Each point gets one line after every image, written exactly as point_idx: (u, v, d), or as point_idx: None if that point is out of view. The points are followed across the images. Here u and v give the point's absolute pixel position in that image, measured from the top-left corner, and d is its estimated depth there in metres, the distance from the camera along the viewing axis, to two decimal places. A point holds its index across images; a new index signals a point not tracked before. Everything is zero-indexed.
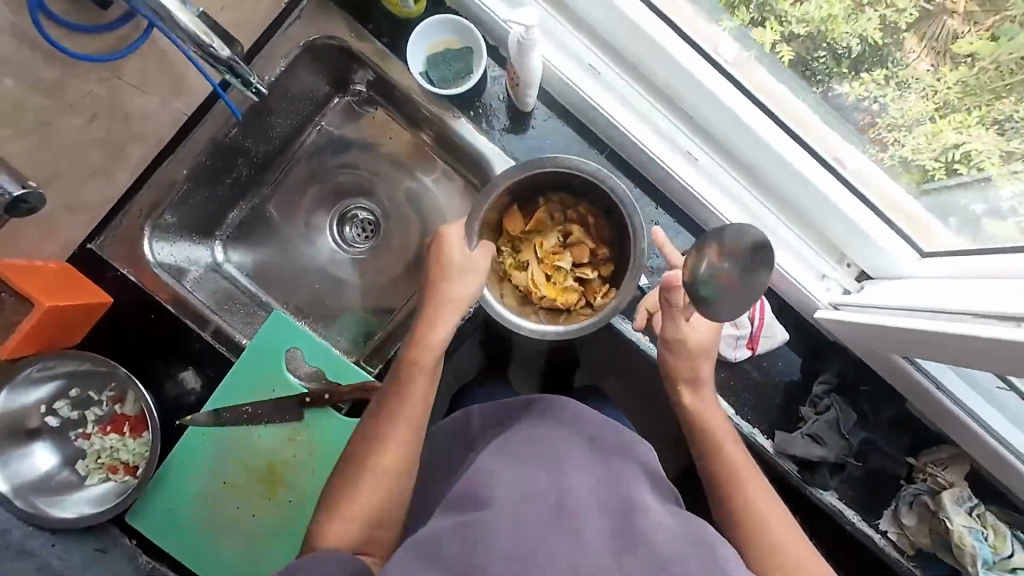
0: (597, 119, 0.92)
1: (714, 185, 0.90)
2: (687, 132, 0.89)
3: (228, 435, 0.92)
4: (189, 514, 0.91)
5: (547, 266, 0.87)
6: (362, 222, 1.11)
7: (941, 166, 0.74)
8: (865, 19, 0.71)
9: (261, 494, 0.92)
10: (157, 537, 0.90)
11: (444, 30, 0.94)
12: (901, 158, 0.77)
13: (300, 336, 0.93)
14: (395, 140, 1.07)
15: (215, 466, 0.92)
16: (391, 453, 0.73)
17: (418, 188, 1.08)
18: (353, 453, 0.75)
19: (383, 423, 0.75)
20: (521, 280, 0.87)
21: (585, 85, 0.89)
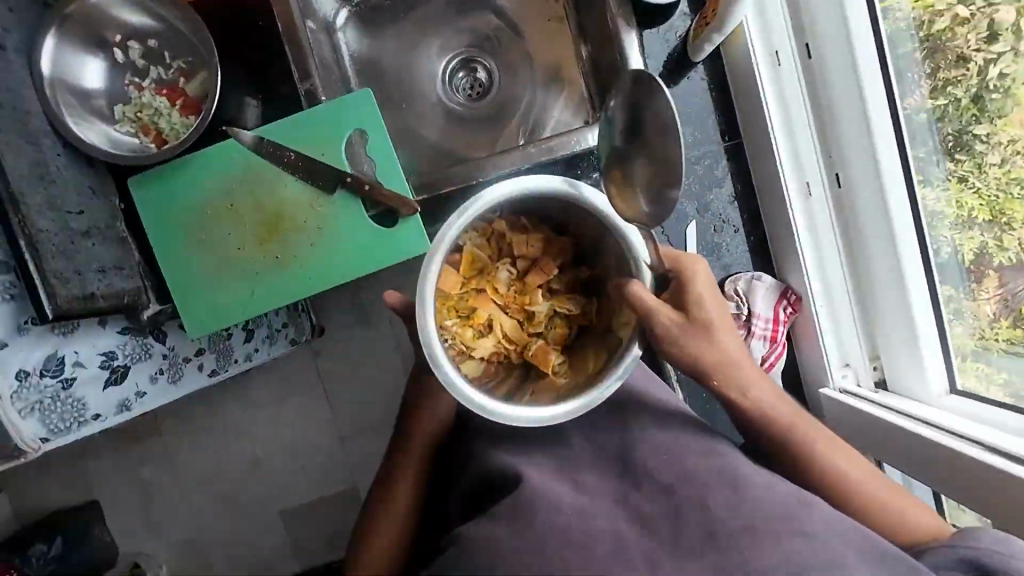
0: (749, 108, 0.92)
1: (813, 233, 0.92)
2: (822, 170, 0.89)
3: (255, 166, 0.91)
4: (187, 212, 0.91)
5: (510, 316, 0.82)
6: (478, 78, 1.16)
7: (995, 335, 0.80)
8: (969, 234, 0.81)
9: (257, 235, 0.91)
10: (146, 217, 0.90)
11: None
12: (968, 314, 0.84)
13: (370, 121, 0.91)
14: (549, 28, 1.12)
15: (229, 186, 0.91)
16: (399, 512, 0.83)
17: (543, 80, 1.13)
18: (372, 512, 0.85)
19: (386, 499, 0.84)
20: (486, 344, 0.79)
21: (761, 69, 0.88)
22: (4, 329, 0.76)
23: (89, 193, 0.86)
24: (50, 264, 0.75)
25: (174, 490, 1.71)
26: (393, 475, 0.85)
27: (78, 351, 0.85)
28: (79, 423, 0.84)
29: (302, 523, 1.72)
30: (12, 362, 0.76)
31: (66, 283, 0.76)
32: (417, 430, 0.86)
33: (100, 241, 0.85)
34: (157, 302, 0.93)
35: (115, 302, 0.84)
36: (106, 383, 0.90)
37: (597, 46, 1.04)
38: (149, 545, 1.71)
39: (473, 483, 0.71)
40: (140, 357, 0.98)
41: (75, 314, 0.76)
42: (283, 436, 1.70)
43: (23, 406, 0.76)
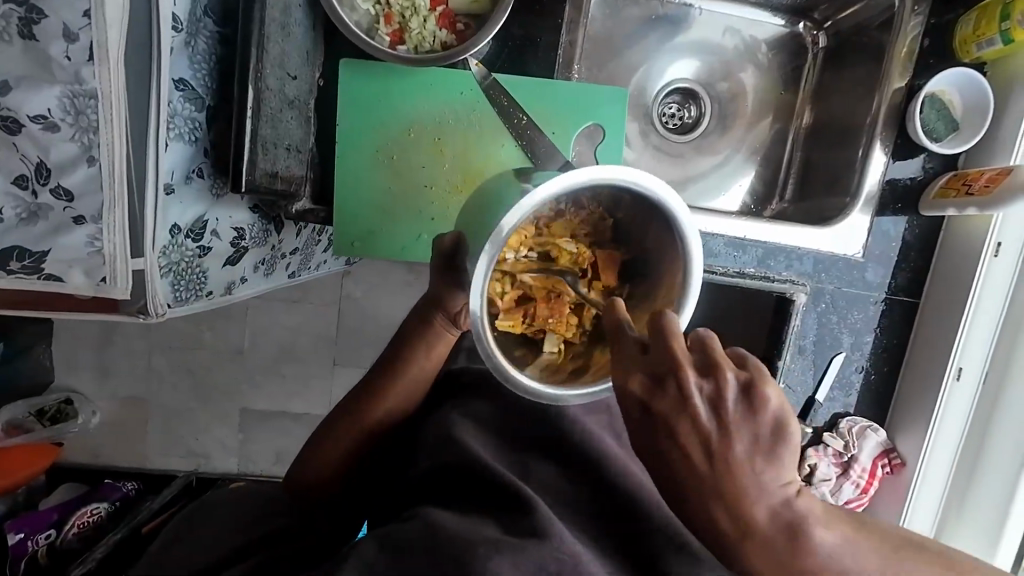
0: (948, 277, 0.90)
1: (947, 414, 0.91)
2: (981, 364, 0.90)
3: (482, 113, 0.82)
4: (391, 125, 0.82)
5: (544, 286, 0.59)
6: (685, 115, 1.11)
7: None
8: None
9: (451, 183, 0.83)
10: (346, 110, 0.81)
11: (964, 98, 0.88)
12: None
13: (613, 127, 0.85)
14: (783, 100, 1.10)
15: (447, 118, 0.82)
16: (353, 433, 0.69)
17: (752, 146, 1.11)
18: (327, 427, 0.70)
19: (350, 417, 0.69)
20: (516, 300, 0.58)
21: (983, 251, 0.87)
22: (178, 173, 0.65)
23: (305, 57, 0.76)
24: (261, 130, 0.66)
25: (139, 345, 1.63)
26: (374, 395, 0.70)
27: (222, 219, 0.73)
28: (195, 297, 0.75)
29: (258, 425, 1.67)
30: (170, 213, 0.66)
31: (266, 153, 0.68)
32: (411, 364, 0.70)
33: (297, 115, 0.76)
34: (310, 199, 0.84)
35: (289, 188, 0.75)
36: (227, 261, 0.77)
37: (821, 142, 1.03)
38: (91, 387, 1.63)
39: (437, 468, 0.57)
40: (258, 244, 0.83)
41: (262, 192, 0.68)
42: (280, 338, 1.63)
43: (163, 263, 0.67)
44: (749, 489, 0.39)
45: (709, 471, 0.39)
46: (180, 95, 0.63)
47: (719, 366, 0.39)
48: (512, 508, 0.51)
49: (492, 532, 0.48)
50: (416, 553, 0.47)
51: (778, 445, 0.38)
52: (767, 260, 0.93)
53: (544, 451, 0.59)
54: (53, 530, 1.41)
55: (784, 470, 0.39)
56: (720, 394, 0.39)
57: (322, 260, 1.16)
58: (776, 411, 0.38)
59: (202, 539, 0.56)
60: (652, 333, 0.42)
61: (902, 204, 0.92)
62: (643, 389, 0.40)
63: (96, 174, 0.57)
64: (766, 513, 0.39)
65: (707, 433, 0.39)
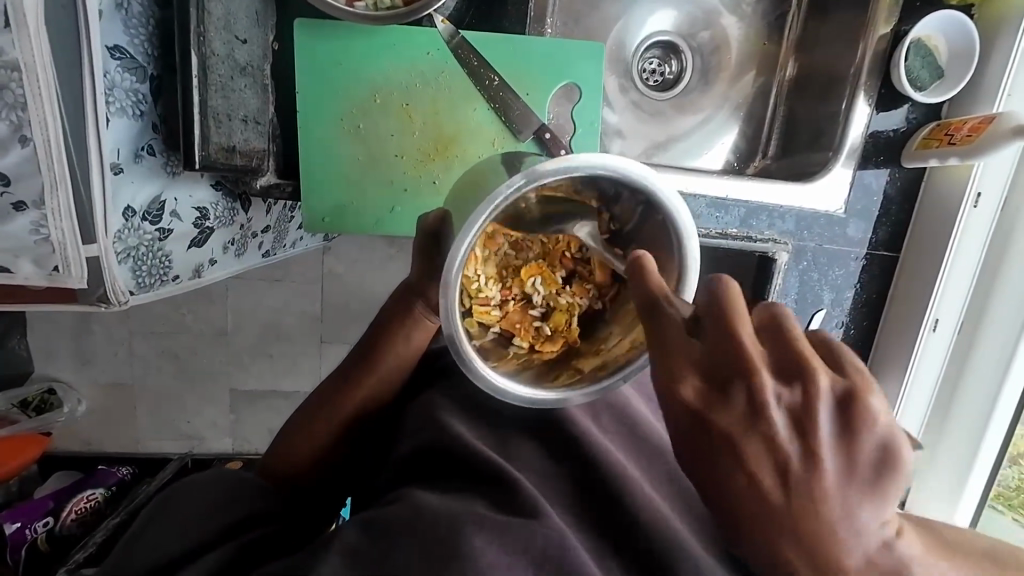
0: (926, 230, 0.90)
1: (925, 363, 0.93)
2: (957, 314, 0.91)
3: (451, 74, 0.77)
4: (357, 92, 0.77)
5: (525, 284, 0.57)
6: (666, 70, 1.07)
7: (1010, 496, 0.94)
8: None
9: (421, 150, 0.79)
10: (306, 79, 0.75)
11: (948, 49, 0.86)
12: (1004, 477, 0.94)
13: (590, 85, 0.81)
14: (767, 49, 1.06)
15: (415, 81, 0.77)
16: (324, 421, 0.66)
17: (734, 100, 1.07)
18: (303, 414, 0.68)
19: (324, 405, 0.67)
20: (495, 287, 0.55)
21: (963, 202, 0.86)
22: (125, 150, 0.61)
23: (256, 17, 0.70)
24: (211, 101, 0.62)
25: (118, 331, 1.59)
26: (347, 382, 0.67)
27: (182, 198, 0.69)
28: (159, 282, 0.72)
29: (248, 405, 1.67)
30: (121, 195, 0.62)
31: (218, 126, 0.63)
32: (393, 353, 0.67)
33: (252, 83, 0.70)
34: (276, 173, 0.79)
35: (250, 162, 0.71)
36: (192, 243, 0.74)
37: (805, 93, 1.00)
38: (72, 376, 1.60)
39: (421, 449, 0.57)
40: (225, 223, 0.79)
41: (219, 168, 0.65)
42: (263, 318, 1.60)
43: (119, 249, 0.64)
44: (837, 525, 0.32)
45: (784, 498, 0.32)
46: (117, 63, 0.58)
47: (804, 364, 0.33)
48: (496, 491, 0.51)
49: (480, 509, 0.48)
50: (398, 533, 0.46)
51: (883, 465, 0.32)
52: (749, 219, 0.92)
53: (526, 430, 0.59)
54: (48, 519, 1.40)
55: (883, 503, 0.32)
56: (808, 409, 0.32)
57: (297, 237, 1.12)
58: (850, 401, 0.32)
59: (183, 520, 0.56)
60: (705, 305, 0.35)
61: (885, 156, 0.91)
62: (699, 395, 0.33)
63: (32, 155, 0.53)
64: (858, 558, 0.33)
65: (787, 451, 0.32)
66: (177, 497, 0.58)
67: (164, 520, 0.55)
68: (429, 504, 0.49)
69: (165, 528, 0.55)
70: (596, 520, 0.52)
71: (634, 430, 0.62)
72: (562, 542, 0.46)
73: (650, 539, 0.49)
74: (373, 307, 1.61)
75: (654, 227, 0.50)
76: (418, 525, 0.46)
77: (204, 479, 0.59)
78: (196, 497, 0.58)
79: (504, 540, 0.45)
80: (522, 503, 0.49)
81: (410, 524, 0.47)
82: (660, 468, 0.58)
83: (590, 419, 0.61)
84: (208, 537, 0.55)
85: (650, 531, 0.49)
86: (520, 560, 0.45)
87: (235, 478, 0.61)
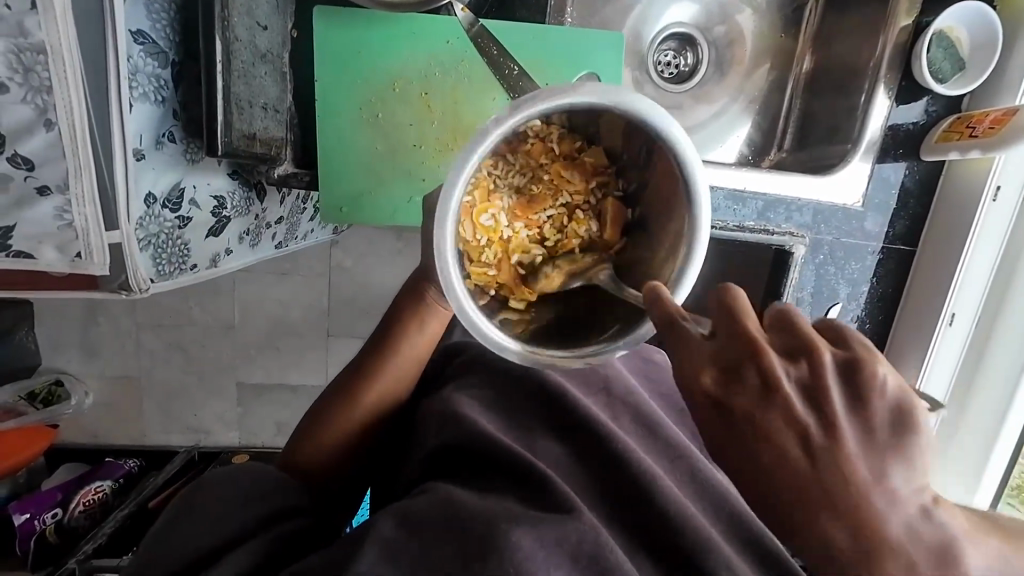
0: (944, 224, 0.89)
1: (941, 358, 0.92)
2: (974, 309, 0.91)
3: (470, 64, 0.76)
4: (375, 81, 0.76)
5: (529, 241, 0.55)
6: (681, 63, 1.06)
7: None
8: None
9: (440, 141, 0.79)
10: (324, 66, 0.75)
11: (971, 44, 0.85)
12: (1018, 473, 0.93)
13: (609, 76, 0.81)
14: (784, 42, 1.04)
15: (433, 70, 0.77)
16: (338, 419, 0.65)
17: (750, 94, 1.06)
18: (316, 412, 0.66)
19: (336, 401, 0.66)
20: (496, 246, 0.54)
21: (983, 196, 0.86)
22: (147, 137, 0.60)
23: (275, 5, 0.70)
24: (234, 86, 0.61)
25: (126, 323, 1.59)
26: (360, 377, 0.67)
27: (200, 186, 0.69)
28: (178, 271, 0.71)
29: (255, 398, 1.67)
30: (143, 181, 0.61)
31: (240, 113, 0.63)
32: (405, 348, 0.67)
33: (271, 70, 0.70)
34: (293, 163, 0.79)
35: (269, 152, 0.70)
36: (209, 232, 0.74)
37: (822, 87, 1.00)
38: (80, 368, 1.60)
39: (443, 444, 0.56)
40: (240, 212, 0.79)
41: (240, 156, 0.64)
42: (270, 311, 1.60)
43: (141, 236, 0.63)
44: (874, 500, 0.30)
45: (817, 478, 0.31)
46: (140, 49, 0.57)
47: (809, 348, 0.32)
48: (523, 487, 0.51)
49: (512, 506, 0.48)
50: (434, 528, 0.47)
51: (902, 430, 0.31)
52: (766, 212, 0.92)
53: (547, 425, 0.59)
54: (57, 510, 1.40)
55: (917, 469, 0.30)
56: (814, 380, 0.31)
57: (308, 229, 1.12)
58: (890, 394, 0.31)
59: (211, 516, 0.55)
60: (719, 315, 0.34)
61: (903, 150, 0.91)
62: (716, 384, 0.32)
63: (56, 139, 0.53)
64: (900, 525, 0.30)
65: (806, 426, 0.31)
66: (202, 494, 0.58)
67: (194, 516, 0.56)
68: (464, 499, 0.49)
69: (195, 524, 0.55)
70: (623, 514, 0.51)
71: (653, 426, 0.61)
72: (598, 538, 0.46)
73: (679, 535, 0.48)
74: (381, 302, 1.61)
75: (646, 153, 0.51)
76: (452, 521, 0.47)
77: (226, 476, 0.59)
78: (230, 489, 0.57)
79: (535, 531, 0.45)
80: (552, 499, 0.48)
81: (442, 520, 0.47)
82: (683, 462, 0.57)
83: (610, 415, 0.61)
84: (239, 532, 0.55)
85: (677, 526, 0.49)
86: (554, 554, 0.45)
87: (255, 472, 0.60)
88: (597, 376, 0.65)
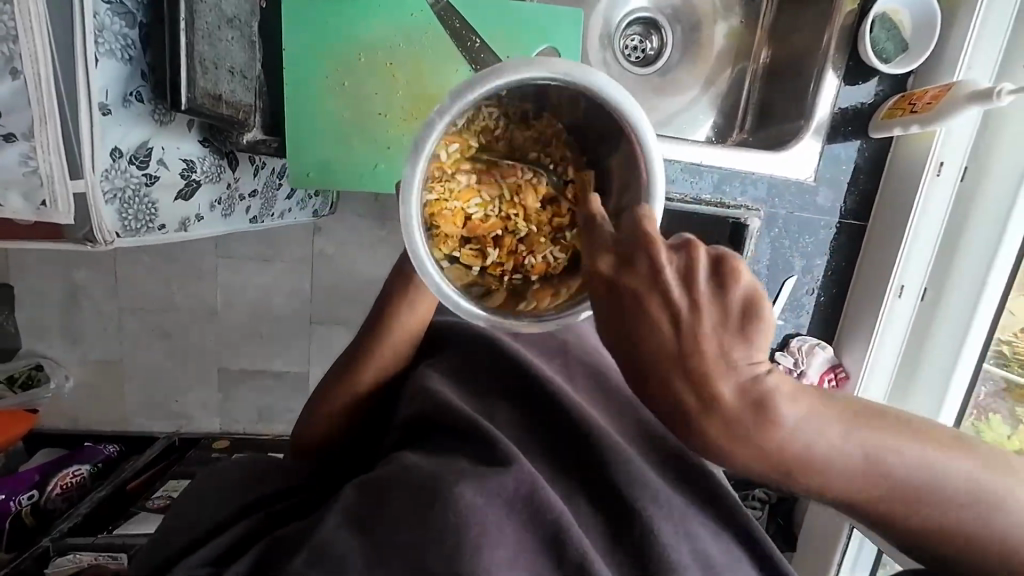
0: (891, 198, 0.94)
1: (893, 323, 0.96)
2: (922, 278, 0.95)
3: (434, 36, 0.80)
4: (341, 51, 0.79)
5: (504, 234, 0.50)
6: (647, 46, 1.10)
7: None
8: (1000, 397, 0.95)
9: (405, 109, 0.82)
10: (291, 35, 0.78)
11: (915, 26, 0.89)
12: None
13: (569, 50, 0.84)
14: (746, 30, 1.09)
15: (396, 40, 0.80)
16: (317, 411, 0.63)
17: (715, 81, 1.10)
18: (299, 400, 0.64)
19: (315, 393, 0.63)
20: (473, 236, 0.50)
21: (926, 169, 0.90)
22: (114, 93, 0.62)
23: None
24: (197, 45, 0.64)
25: (108, 308, 1.60)
26: (336, 366, 0.63)
27: (168, 148, 0.72)
28: (144, 229, 0.73)
29: (237, 384, 1.68)
30: (109, 135, 0.63)
31: (205, 72, 0.65)
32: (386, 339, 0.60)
33: (239, 36, 0.73)
34: (261, 130, 0.82)
35: (235, 114, 0.73)
36: (178, 194, 0.76)
37: (781, 72, 1.04)
38: (61, 354, 1.61)
39: (407, 418, 0.55)
40: (211, 178, 0.83)
41: (204, 113, 0.66)
42: (254, 296, 1.62)
43: (107, 188, 0.65)
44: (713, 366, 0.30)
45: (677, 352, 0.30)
46: (108, 8, 0.60)
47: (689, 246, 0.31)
48: (472, 445, 0.50)
49: (465, 465, 0.47)
50: (389, 493, 0.47)
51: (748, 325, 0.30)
52: (725, 189, 0.96)
53: (511, 391, 0.57)
54: (33, 492, 1.39)
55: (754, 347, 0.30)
56: (691, 270, 0.31)
57: (284, 208, 1.16)
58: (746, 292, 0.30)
59: (199, 514, 0.55)
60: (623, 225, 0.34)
61: (853, 127, 0.95)
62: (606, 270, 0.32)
63: (21, 87, 0.55)
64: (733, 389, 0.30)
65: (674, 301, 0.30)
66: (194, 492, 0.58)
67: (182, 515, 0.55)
68: (417, 464, 0.49)
69: (189, 520, 0.55)
70: (580, 473, 0.50)
71: (612, 389, 0.59)
72: (532, 485, 0.45)
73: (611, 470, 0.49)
74: (364, 289, 1.63)
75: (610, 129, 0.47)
76: (407, 479, 0.47)
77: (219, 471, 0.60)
78: (219, 481, 0.58)
79: (483, 488, 0.44)
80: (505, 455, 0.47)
81: (398, 477, 0.48)
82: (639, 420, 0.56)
83: (567, 378, 0.60)
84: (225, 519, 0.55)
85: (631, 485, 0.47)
86: (497, 506, 0.44)
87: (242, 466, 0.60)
88: (556, 341, 0.64)
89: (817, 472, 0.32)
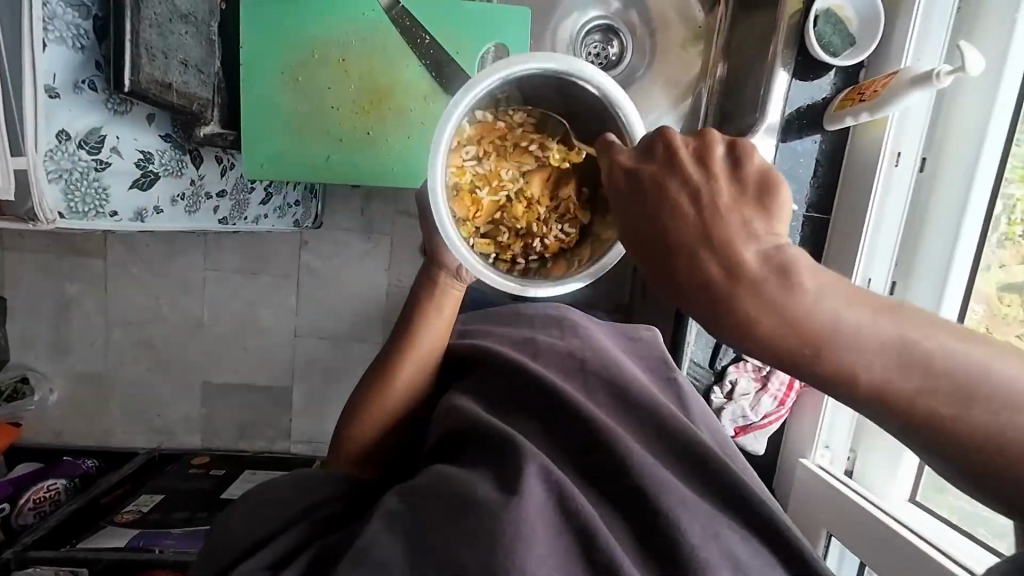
0: (851, 189, 0.93)
1: None
2: (887, 270, 0.93)
3: (386, 34, 0.83)
4: (296, 48, 0.83)
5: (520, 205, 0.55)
6: (609, 53, 1.05)
7: None
8: None
9: (357, 103, 0.84)
10: (248, 33, 0.81)
11: (859, 22, 0.91)
12: None
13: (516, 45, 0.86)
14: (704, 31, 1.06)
15: (349, 38, 0.83)
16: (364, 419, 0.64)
17: None
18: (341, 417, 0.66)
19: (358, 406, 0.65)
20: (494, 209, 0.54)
21: (883, 158, 0.89)
22: (63, 78, 0.65)
23: None
24: (144, 34, 0.67)
25: (97, 320, 1.62)
26: (374, 377, 0.65)
27: (124, 137, 0.75)
28: (94, 214, 0.75)
29: (220, 398, 1.67)
30: (57, 118, 0.66)
31: (152, 60, 0.68)
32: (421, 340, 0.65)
33: (195, 31, 0.76)
34: (220, 124, 0.85)
35: (189, 105, 0.75)
36: (133, 183, 0.79)
37: None
38: (48, 366, 1.62)
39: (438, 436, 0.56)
40: (173, 171, 0.85)
41: (150, 99, 0.69)
42: (240, 309, 1.63)
43: (52, 169, 0.67)
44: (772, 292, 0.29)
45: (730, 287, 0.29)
46: None
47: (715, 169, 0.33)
48: (500, 458, 0.50)
49: (490, 482, 0.47)
50: (425, 500, 0.47)
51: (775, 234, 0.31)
52: None
53: (543, 410, 0.56)
54: (4, 506, 1.32)
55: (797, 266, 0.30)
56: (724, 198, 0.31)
57: (258, 213, 1.18)
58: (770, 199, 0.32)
59: (253, 516, 0.54)
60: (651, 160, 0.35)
61: (807, 121, 0.95)
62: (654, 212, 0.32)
63: None
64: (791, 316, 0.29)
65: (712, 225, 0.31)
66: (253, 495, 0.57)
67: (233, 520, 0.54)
68: (447, 474, 0.50)
69: (242, 524, 0.54)
70: (610, 490, 0.50)
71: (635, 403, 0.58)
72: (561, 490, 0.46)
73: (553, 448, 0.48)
74: (349, 303, 1.64)
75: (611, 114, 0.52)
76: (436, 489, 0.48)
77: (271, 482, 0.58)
78: (274, 491, 0.57)
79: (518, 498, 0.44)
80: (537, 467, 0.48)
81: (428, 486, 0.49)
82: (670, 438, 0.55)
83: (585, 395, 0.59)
84: (275, 529, 0.53)
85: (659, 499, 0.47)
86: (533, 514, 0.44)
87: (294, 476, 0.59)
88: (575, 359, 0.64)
89: (800, 332, 0.30)
